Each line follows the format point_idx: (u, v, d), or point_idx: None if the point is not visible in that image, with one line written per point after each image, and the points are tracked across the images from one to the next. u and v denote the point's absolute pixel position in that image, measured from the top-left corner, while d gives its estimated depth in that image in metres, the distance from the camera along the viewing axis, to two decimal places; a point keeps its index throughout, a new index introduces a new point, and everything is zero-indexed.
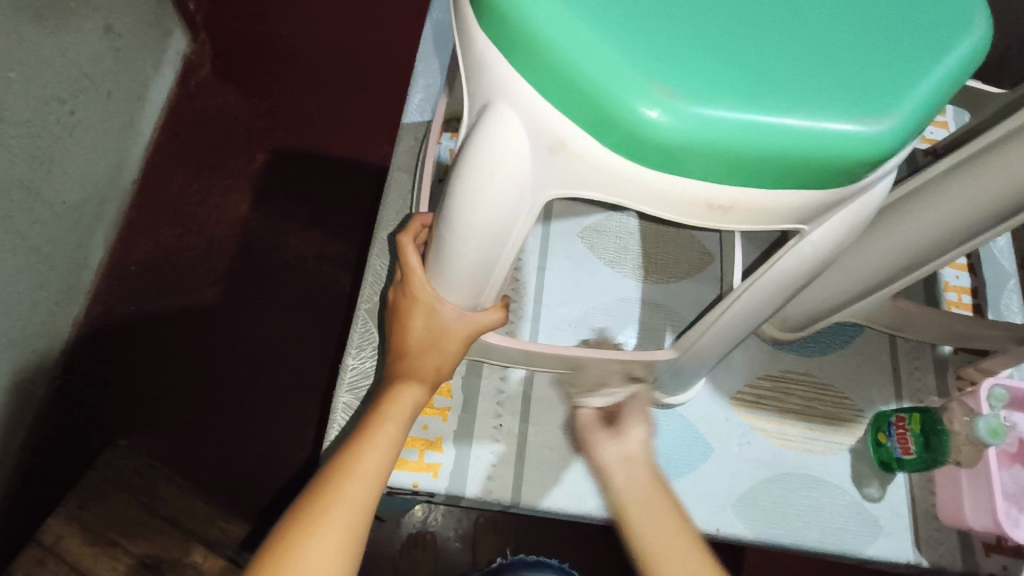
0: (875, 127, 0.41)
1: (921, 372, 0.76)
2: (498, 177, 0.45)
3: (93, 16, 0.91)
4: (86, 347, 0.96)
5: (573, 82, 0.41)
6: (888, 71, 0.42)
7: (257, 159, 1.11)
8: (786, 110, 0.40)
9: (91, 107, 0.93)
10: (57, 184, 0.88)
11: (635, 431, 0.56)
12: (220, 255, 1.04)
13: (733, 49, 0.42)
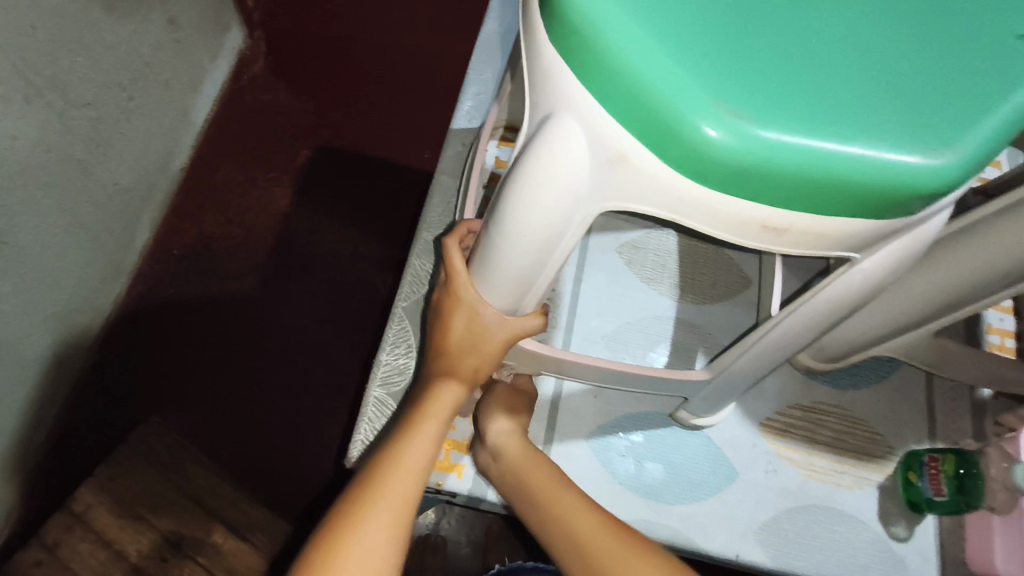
0: (982, 158, 0.34)
1: (957, 414, 0.74)
2: (555, 191, 0.37)
3: (158, 9, 1.04)
4: (127, 325, 1.08)
5: (628, 89, 0.33)
6: (996, 80, 0.34)
7: (301, 155, 1.24)
8: (869, 136, 0.32)
9: (147, 95, 1.06)
10: (110, 165, 1.01)
11: (495, 422, 0.61)
12: (264, 243, 1.16)
13: (798, 51, 0.33)
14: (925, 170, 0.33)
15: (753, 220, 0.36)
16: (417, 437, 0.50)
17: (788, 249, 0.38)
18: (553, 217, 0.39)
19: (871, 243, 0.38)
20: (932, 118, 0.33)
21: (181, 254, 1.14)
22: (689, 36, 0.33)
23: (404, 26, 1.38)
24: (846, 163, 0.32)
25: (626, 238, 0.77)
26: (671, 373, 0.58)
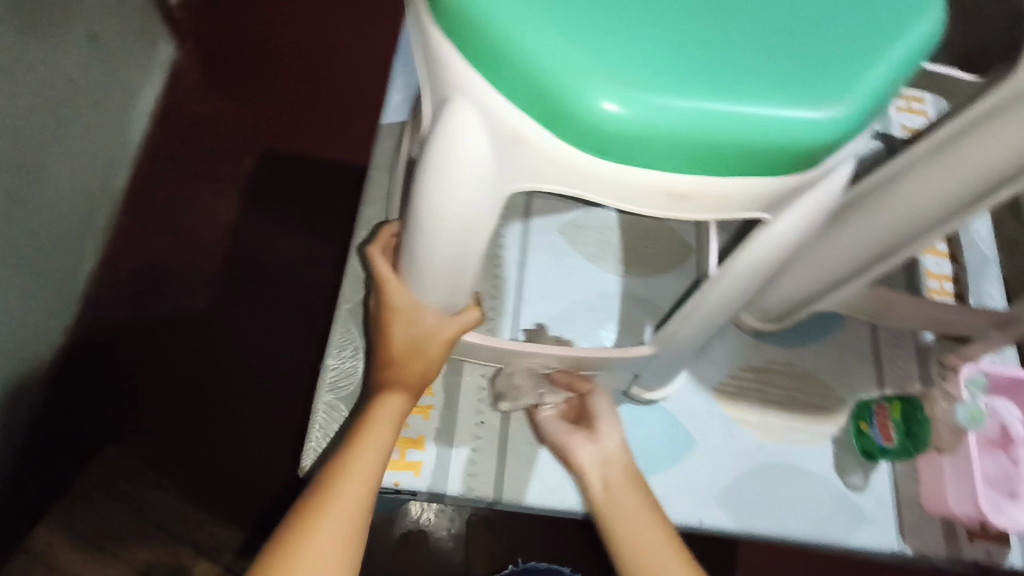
0: (872, 106, 0.34)
1: (901, 360, 0.76)
2: (458, 177, 0.37)
3: (78, 26, 1.01)
4: (78, 355, 1.05)
5: (514, 66, 0.32)
6: (879, 25, 0.34)
7: (245, 164, 1.22)
8: (757, 93, 0.32)
9: (77, 115, 1.03)
10: (45, 193, 0.98)
11: (605, 429, 0.61)
12: (215, 258, 1.14)
13: (682, 13, 0.33)
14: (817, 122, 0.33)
15: (657, 189, 0.36)
16: (373, 431, 0.49)
17: (700, 215, 0.37)
18: (464, 204, 0.38)
19: (781, 200, 0.38)
20: (820, 69, 0.33)
21: (129, 277, 1.11)
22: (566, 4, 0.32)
23: (341, 25, 1.36)
24: (734, 121, 0.32)
25: (566, 218, 0.76)
26: (617, 351, 0.59)
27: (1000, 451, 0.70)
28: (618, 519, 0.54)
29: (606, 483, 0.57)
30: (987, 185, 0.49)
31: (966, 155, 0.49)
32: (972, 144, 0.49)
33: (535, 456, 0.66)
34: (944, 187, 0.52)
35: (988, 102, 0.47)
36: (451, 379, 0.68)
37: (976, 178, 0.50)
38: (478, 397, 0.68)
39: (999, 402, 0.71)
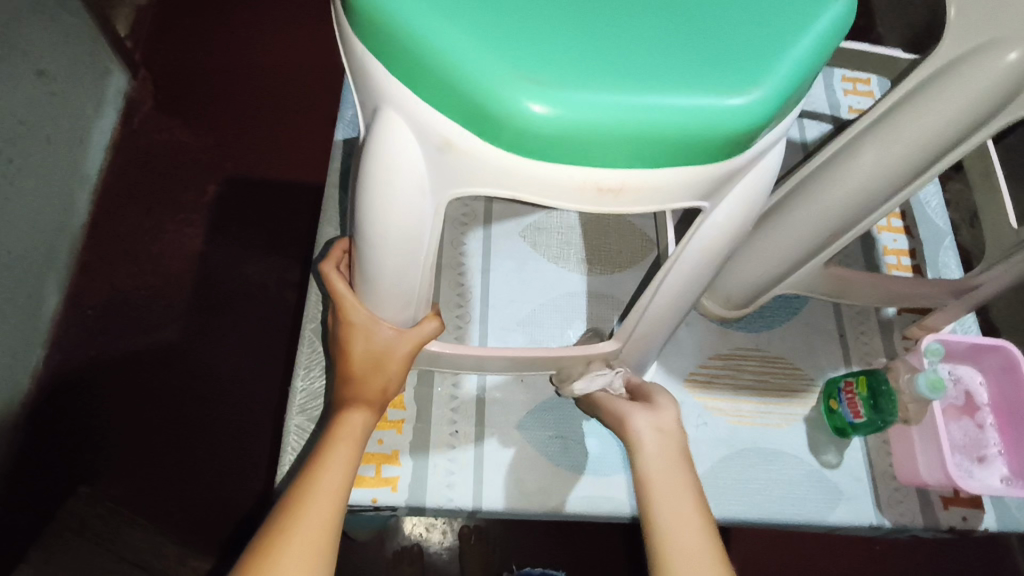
0: (791, 88, 0.34)
1: (867, 335, 0.78)
2: (397, 184, 0.37)
3: (22, 64, 0.99)
4: (46, 397, 1.02)
5: (436, 74, 0.33)
6: (789, 14, 0.35)
7: (207, 191, 1.20)
8: (673, 86, 0.33)
9: (27, 154, 1.01)
10: None
11: (662, 405, 0.56)
12: (182, 288, 1.12)
13: (596, 15, 0.34)
14: (736, 107, 0.33)
15: (591, 185, 0.36)
16: (335, 455, 0.48)
17: (639, 207, 0.38)
18: (406, 212, 0.38)
19: (715, 187, 0.39)
20: (735, 59, 0.34)
21: (95, 313, 1.09)
22: (481, 10, 0.33)
23: (297, 44, 1.35)
24: (653, 112, 0.33)
25: (527, 221, 0.77)
26: (581, 350, 0.59)
27: (968, 418, 0.73)
28: (657, 496, 0.50)
29: (657, 449, 0.53)
30: (917, 166, 0.52)
31: (892, 145, 0.51)
32: (895, 134, 0.51)
33: (513, 461, 0.66)
34: (875, 178, 0.53)
35: (908, 86, 0.50)
36: (421, 392, 0.68)
37: (905, 164, 0.52)
38: (450, 406, 0.68)
39: (961, 368, 0.74)
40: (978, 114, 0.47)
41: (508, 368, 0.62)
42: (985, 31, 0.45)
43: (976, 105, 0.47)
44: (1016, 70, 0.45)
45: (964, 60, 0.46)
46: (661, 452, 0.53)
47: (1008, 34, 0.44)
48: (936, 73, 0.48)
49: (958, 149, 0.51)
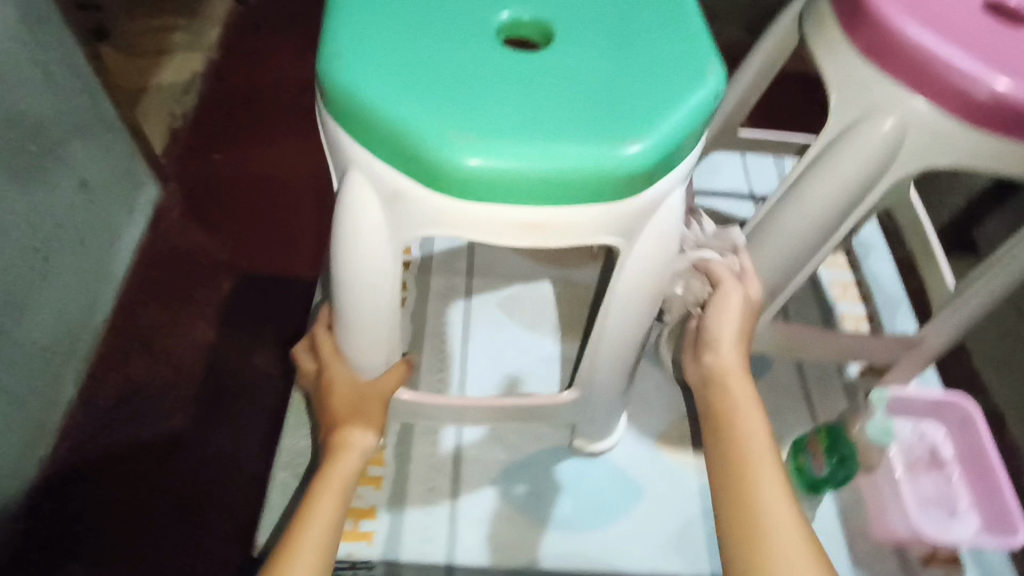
0: (675, 140, 0.42)
1: (831, 395, 0.82)
2: (366, 228, 0.44)
3: (68, 176, 1.13)
4: (52, 482, 1.06)
5: (385, 138, 0.41)
6: (673, 85, 0.43)
7: (223, 287, 1.30)
8: (576, 137, 0.40)
9: (61, 253, 1.12)
10: (27, 324, 1.05)
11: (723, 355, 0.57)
12: (190, 375, 1.18)
13: (513, 90, 0.42)
14: (627, 151, 0.40)
15: (518, 221, 0.42)
16: (319, 511, 0.49)
17: (563, 241, 0.44)
18: (374, 254, 0.46)
19: (628, 225, 0.45)
20: (627, 118, 0.41)
21: (108, 402, 1.15)
22: (419, 86, 0.41)
23: (312, 155, 1.51)
24: (558, 156, 0.40)
25: (503, 293, 0.84)
26: (547, 397, 0.63)
27: (937, 472, 0.74)
28: (725, 447, 0.51)
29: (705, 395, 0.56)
30: (830, 220, 0.59)
31: (806, 206, 0.58)
32: (806, 195, 0.58)
33: (488, 516, 0.68)
34: (799, 233, 0.60)
35: (814, 153, 0.57)
36: (402, 449, 0.72)
37: (821, 220, 0.59)
38: (428, 463, 0.71)
39: (925, 424, 0.76)
40: (872, 173, 0.54)
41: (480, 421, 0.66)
42: (861, 105, 0.53)
43: (868, 166, 0.54)
44: (891, 137, 0.52)
45: (850, 129, 0.54)
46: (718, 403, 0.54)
47: (879, 106, 0.52)
48: (831, 142, 0.56)
49: (865, 203, 0.57)
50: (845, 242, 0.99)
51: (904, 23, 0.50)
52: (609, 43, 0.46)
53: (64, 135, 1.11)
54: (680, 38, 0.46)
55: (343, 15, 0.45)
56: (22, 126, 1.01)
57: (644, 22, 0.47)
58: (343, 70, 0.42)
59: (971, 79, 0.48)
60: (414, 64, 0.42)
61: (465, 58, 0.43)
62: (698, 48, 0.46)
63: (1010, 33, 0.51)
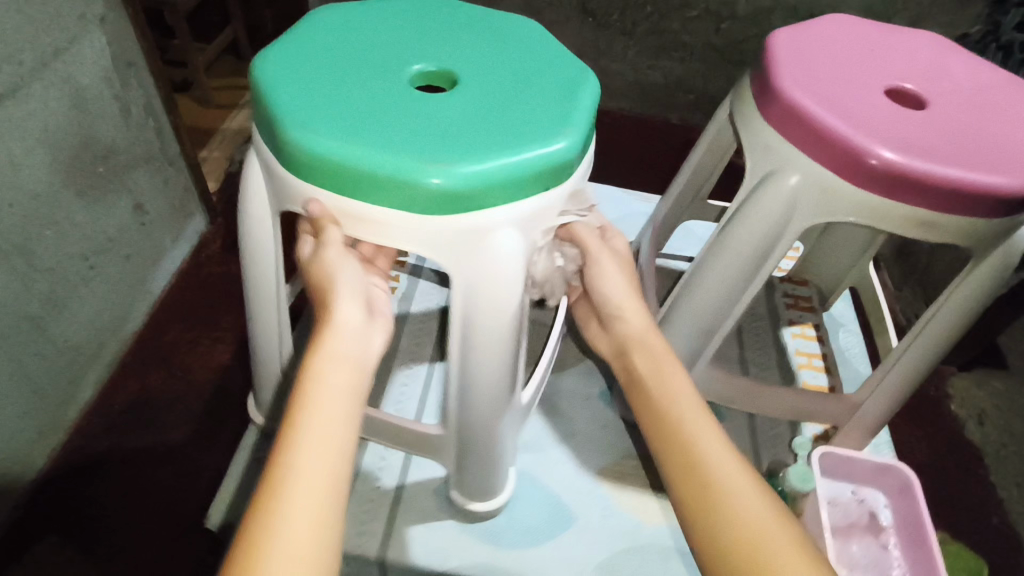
0: (504, 178, 0.51)
1: (779, 453, 0.85)
2: (257, 198, 0.60)
3: (126, 198, 1.26)
4: (56, 470, 1.14)
5: (314, 159, 0.51)
6: (546, 116, 0.55)
7: (247, 316, 1.41)
8: (463, 155, 0.51)
9: (108, 265, 1.24)
10: (64, 323, 1.15)
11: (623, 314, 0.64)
12: (200, 389, 1.27)
13: (413, 119, 0.53)
14: (442, 172, 0.49)
15: (339, 209, 0.53)
16: (322, 393, 0.47)
17: (372, 238, 0.54)
18: (263, 220, 0.61)
19: (472, 240, 0.53)
20: (507, 139, 0.52)
21: (122, 407, 1.23)
22: (340, 117, 0.52)
23: None
24: (451, 167, 0.50)
25: None
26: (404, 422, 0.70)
27: (872, 537, 0.74)
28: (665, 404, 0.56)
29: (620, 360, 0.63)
30: (748, 267, 0.65)
31: (723, 253, 0.65)
32: (723, 243, 0.65)
33: (424, 519, 0.73)
34: (718, 279, 0.67)
35: (732, 207, 0.65)
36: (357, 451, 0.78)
37: (737, 267, 0.65)
38: (377, 465, 0.77)
39: (865, 490, 0.78)
40: (777, 224, 0.61)
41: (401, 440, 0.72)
42: (768, 165, 0.61)
43: (773, 217, 0.61)
44: (791, 192, 0.60)
45: (760, 185, 0.62)
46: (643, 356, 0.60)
47: (780, 166, 0.60)
48: (745, 197, 0.63)
49: (777, 252, 0.64)
50: (816, 317, 1.03)
51: (797, 95, 0.59)
52: (493, 86, 0.57)
53: (130, 163, 1.25)
54: (553, 103, 0.56)
55: (286, 42, 0.59)
56: (96, 151, 1.15)
57: (526, 72, 0.59)
58: (265, 74, 0.55)
59: (850, 143, 0.56)
60: (337, 100, 0.53)
61: (375, 96, 0.54)
62: (562, 115, 0.55)
63: (892, 114, 0.59)
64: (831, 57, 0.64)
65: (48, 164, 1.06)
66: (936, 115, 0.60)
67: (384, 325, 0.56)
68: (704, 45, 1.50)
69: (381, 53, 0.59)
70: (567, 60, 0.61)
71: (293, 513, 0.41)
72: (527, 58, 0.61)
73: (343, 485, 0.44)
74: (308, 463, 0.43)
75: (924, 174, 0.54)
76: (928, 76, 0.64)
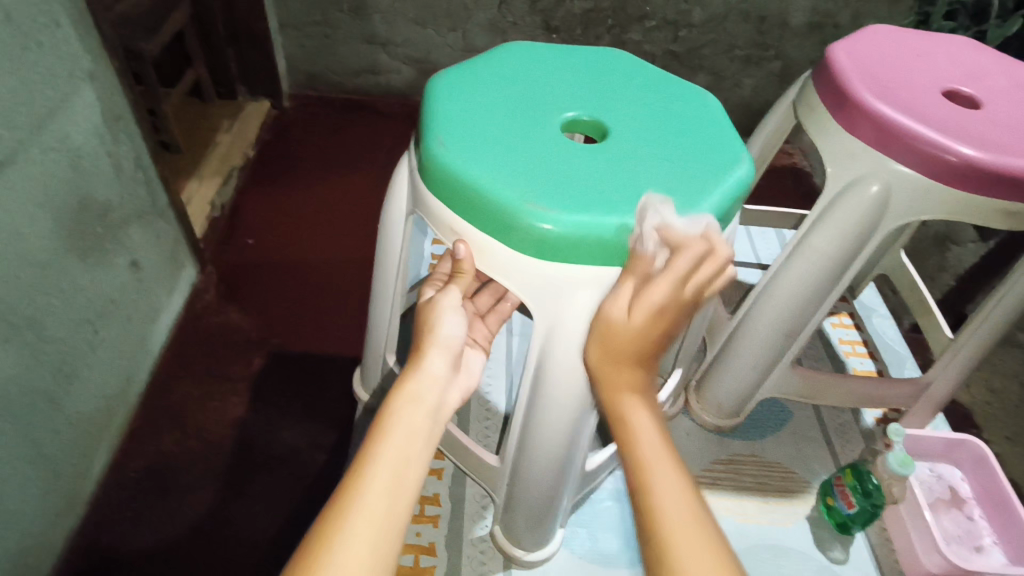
0: (608, 241, 0.50)
1: (849, 438, 0.89)
2: (399, 192, 0.63)
3: (122, 254, 1.04)
4: (76, 564, 0.93)
5: (476, 202, 0.51)
6: (706, 173, 0.54)
7: (254, 363, 1.19)
8: (625, 208, 0.50)
9: (112, 328, 1.02)
10: (76, 394, 0.94)
11: (623, 309, 0.49)
12: (221, 450, 1.06)
13: (573, 171, 0.53)
14: (554, 218, 0.49)
15: (450, 228, 0.55)
16: (408, 417, 0.48)
17: (472, 261, 0.54)
18: (392, 236, 0.65)
19: None
20: (666, 196, 0.52)
21: (140, 477, 1.02)
22: (503, 165, 0.52)
23: (350, 234, 1.46)
24: (613, 221, 0.49)
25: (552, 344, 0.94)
26: (474, 447, 0.69)
27: (956, 510, 0.78)
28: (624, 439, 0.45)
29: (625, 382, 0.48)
30: (835, 271, 0.68)
31: (807, 255, 0.68)
32: (808, 246, 0.68)
33: None
34: (799, 280, 0.69)
35: (814, 213, 0.68)
36: (456, 490, 0.78)
37: (819, 269, 0.68)
38: (480, 503, 0.77)
39: (941, 466, 0.82)
40: (862, 229, 0.65)
41: (480, 475, 0.70)
42: (852, 171, 0.65)
43: (860, 222, 0.65)
44: (879, 196, 0.64)
45: (843, 191, 0.65)
46: (613, 347, 0.48)
47: (865, 173, 0.64)
48: (828, 205, 0.67)
49: (859, 256, 0.68)
50: (848, 306, 1.09)
51: (878, 105, 0.63)
52: (649, 139, 0.57)
53: (125, 220, 1.04)
54: (696, 168, 0.54)
55: (459, 72, 0.62)
56: (94, 212, 0.95)
57: (681, 125, 0.59)
58: (439, 100, 0.58)
59: (937, 146, 0.60)
60: (496, 146, 0.54)
61: (535, 144, 0.55)
62: (700, 188, 0.53)
63: (968, 118, 0.63)
64: (891, 66, 0.68)
65: (51, 229, 0.86)
66: (1002, 116, 0.64)
67: (462, 383, 0.56)
68: (663, 53, 1.56)
69: (535, 103, 0.59)
70: (716, 108, 0.62)
71: (343, 553, 0.39)
72: (690, 121, 0.60)
73: (396, 534, 0.41)
74: (366, 504, 0.41)
75: (1002, 169, 0.58)
76: (972, 77, 0.69)
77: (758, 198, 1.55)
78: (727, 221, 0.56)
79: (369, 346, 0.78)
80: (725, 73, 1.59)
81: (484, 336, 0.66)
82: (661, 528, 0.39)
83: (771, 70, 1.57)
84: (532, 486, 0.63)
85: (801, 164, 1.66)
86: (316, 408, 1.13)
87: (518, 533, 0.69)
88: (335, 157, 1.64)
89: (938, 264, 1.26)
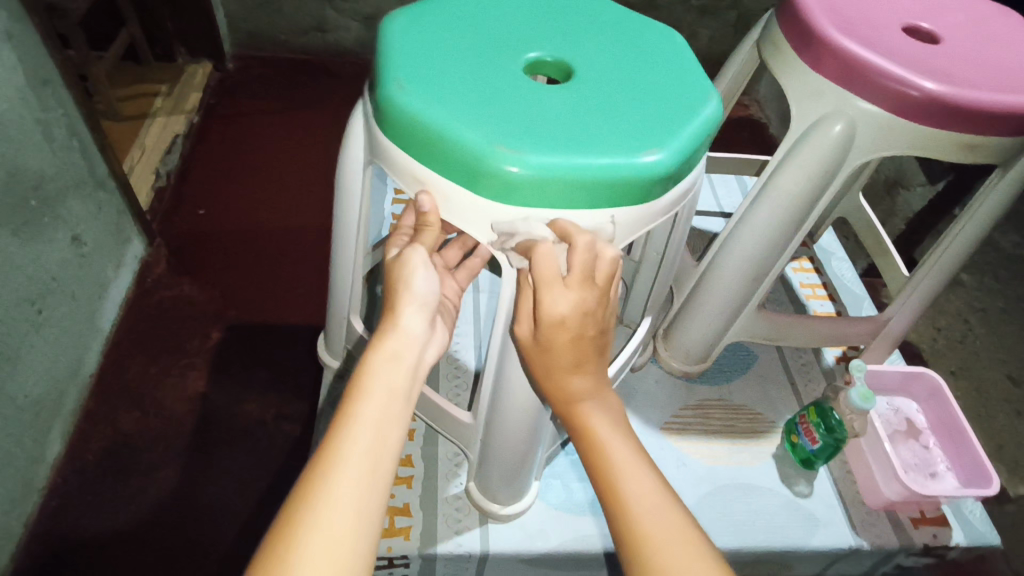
0: (577, 185, 0.48)
1: (812, 378, 0.91)
2: (355, 141, 0.60)
3: (61, 229, 0.97)
4: (36, 551, 0.89)
5: (438, 147, 0.49)
6: (675, 112, 0.52)
7: (212, 336, 1.14)
8: (593, 150, 0.48)
9: (57, 308, 0.97)
10: (21, 379, 0.89)
11: (558, 297, 0.46)
12: (184, 427, 1.03)
13: (538, 112, 0.50)
14: (520, 160, 0.47)
15: (414, 175, 0.52)
16: (386, 378, 0.46)
17: (436, 211, 0.52)
18: (352, 190, 0.62)
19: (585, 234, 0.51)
20: (635, 137, 0.50)
21: (99, 459, 0.98)
22: (466, 106, 0.50)
23: (304, 198, 1.40)
24: (581, 164, 0.47)
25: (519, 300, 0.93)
26: (446, 404, 0.68)
27: (913, 440, 0.81)
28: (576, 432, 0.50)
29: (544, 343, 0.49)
30: (801, 210, 0.68)
31: (775, 195, 0.68)
32: (775, 185, 0.67)
33: None
34: (767, 220, 0.69)
35: (781, 152, 0.68)
36: (428, 451, 0.77)
37: (786, 208, 0.68)
38: (453, 460, 0.77)
39: (898, 400, 0.85)
40: (828, 166, 0.65)
41: (454, 432, 0.70)
42: (817, 110, 0.65)
43: (826, 159, 0.64)
44: (845, 133, 0.63)
45: (809, 129, 0.65)
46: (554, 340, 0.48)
47: (830, 111, 0.64)
48: (796, 142, 0.66)
49: (824, 194, 0.68)
50: (808, 251, 1.10)
51: (843, 40, 0.62)
52: (616, 78, 0.55)
53: (62, 192, 0.97)
54: (665, 108, 0.53)
55: (416, 12, 0.58)
56: (25, 183, 0.88)
57: (647, 63, 0.57)
58: (394, 40, 0.55)
59: (899, 79, 0.59)
60: (457, 88, 0.51)
61: (499, 86, 0.52)
62: (668, 127, 0.51)
63: (928, 52, 0.63)
64: (853, 2, 0.67)
65: None
66: (961, 49, 0.64)
67: (437, 339, 0.54)
68: None
69: (498, 43, 0.56)
70: (680, 45, 0.60)
71: (332, 515, 0.38)
72: (657, 61, 0.58)
73: (381, 495, 0.41)
74: (350, 469, 0.40)
75: (963, 102, 0.58)
76: (932, 12, 0.69)
77: (717, 149, 1.55)
78: (694, 164, 0.54)
79: (330, 308, 0.75)
80: (682, 23, 1.56)
81: (454, 292, 0.64)
82: (618, 494, 0.45)
83: (727, 19, 1.56)
84: (506, 439, 0.62)
85: (758, 115, 1.66)
86: (280, 379, 1.10)
87: (494, 488, 0.69)
88: (283, 119, 1.56)
89: (889, 208, 1.29)
